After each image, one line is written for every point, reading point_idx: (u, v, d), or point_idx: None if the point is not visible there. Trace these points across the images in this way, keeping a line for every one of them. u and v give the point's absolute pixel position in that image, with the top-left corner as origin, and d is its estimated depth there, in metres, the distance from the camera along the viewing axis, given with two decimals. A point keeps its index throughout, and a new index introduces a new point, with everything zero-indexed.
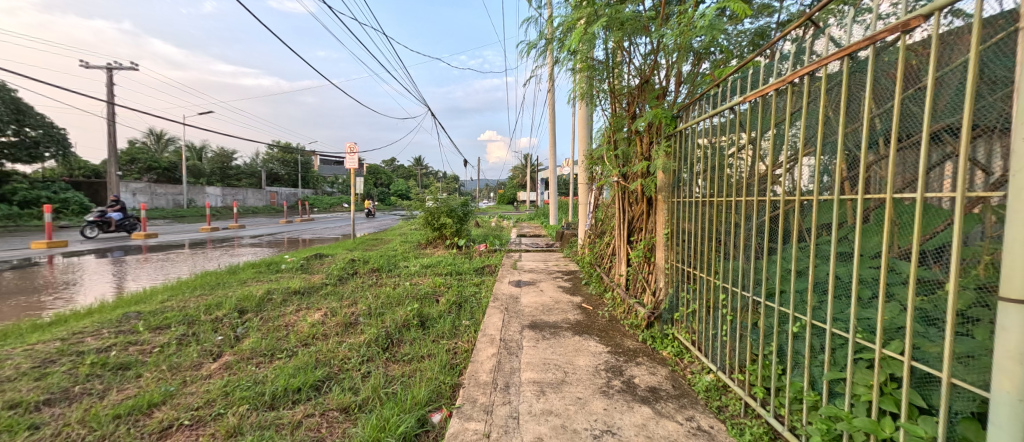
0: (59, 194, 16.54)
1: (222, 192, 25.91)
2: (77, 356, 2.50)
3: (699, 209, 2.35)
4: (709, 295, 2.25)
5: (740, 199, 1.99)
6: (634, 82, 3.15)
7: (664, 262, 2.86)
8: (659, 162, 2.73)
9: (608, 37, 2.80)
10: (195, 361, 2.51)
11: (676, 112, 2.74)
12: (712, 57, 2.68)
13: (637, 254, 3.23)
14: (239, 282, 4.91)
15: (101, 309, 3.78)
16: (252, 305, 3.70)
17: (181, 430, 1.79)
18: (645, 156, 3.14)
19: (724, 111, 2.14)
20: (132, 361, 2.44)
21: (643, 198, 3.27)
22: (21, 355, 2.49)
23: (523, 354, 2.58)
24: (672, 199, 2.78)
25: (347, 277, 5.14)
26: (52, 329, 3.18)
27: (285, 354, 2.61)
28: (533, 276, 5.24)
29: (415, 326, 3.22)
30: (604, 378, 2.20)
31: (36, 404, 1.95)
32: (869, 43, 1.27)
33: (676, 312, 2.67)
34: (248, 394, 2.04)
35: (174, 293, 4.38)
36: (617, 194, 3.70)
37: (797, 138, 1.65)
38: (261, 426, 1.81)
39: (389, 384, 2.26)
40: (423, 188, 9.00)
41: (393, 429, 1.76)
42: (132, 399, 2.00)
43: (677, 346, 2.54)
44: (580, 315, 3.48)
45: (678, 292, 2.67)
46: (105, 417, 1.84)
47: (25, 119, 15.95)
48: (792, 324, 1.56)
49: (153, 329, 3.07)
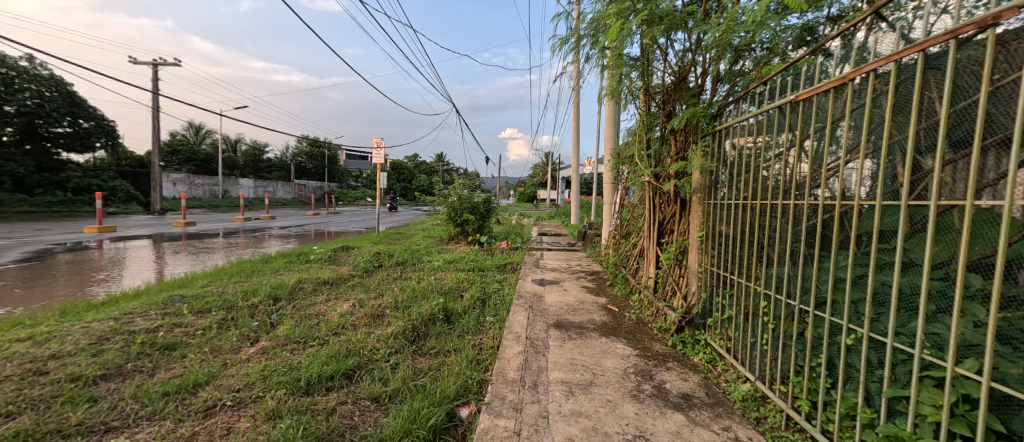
0: (109, 182, 17.71)
1: (254, 184, 26.98)
2: (128, 335, 2.65)
3: (739, 212, 2.27)
4: (748, 301, 2.16)
5: (786, 202, 1.90)
6: (669, 80, 3.06)
7: (697, 266, 2.78)
8: (695, 163, 2.63)
9: (645, 33, 2.72)
10: (235, 345, 2.62)
11: (715, 111, 2.64)
12: (754, 54, 2.55)
13: (668, 256, 3.14)
14: (271, 271, 5.10)
15: (147, 291, 4.01)
16: (285, 293, 3.84)
17: (224, 410, 1.87)
18: (680, 157, 3.04)
19: (770, 111, 2.03)
20: (176, 342, 2.58)
21: (676, 199, 3.19)
22: (78, 332, 2.66)
23: (550, 353, 2.57)
24: (709, 201, 2.68)
25: (373, 270, 5.25)
26: (104, 308, 3.39)
27: (317, 342, 2.69)
28: (555, 275, 5.17)
29: (440, 320, 3.26)
30: (634, 381, 2.16)
31: (93, 378, 2.08)
32: (948, 37, 1.16)
33: (710, 317, 2.58)
34: (285, 379, 2.11)
35: (213, 279, 4.59)
36: (647, 194, 3.60)
37: (856, 139, 1.55)
38: (299, 411, 1.86)
39: (417, 376, 2.29)
40: (446, 184, 9.09)
41: (424, 421, 1.77)
42: (179, 378, 2.11)
43: (709, 353, 2.46)
44: (606, 316, 3.44)
45: (712, 297, 2.58)
46: (155, 394, 1.95)
47: (78, 112, 17.34)
48: (846, 336, 1.46)
49: (196, 313, 3.23)
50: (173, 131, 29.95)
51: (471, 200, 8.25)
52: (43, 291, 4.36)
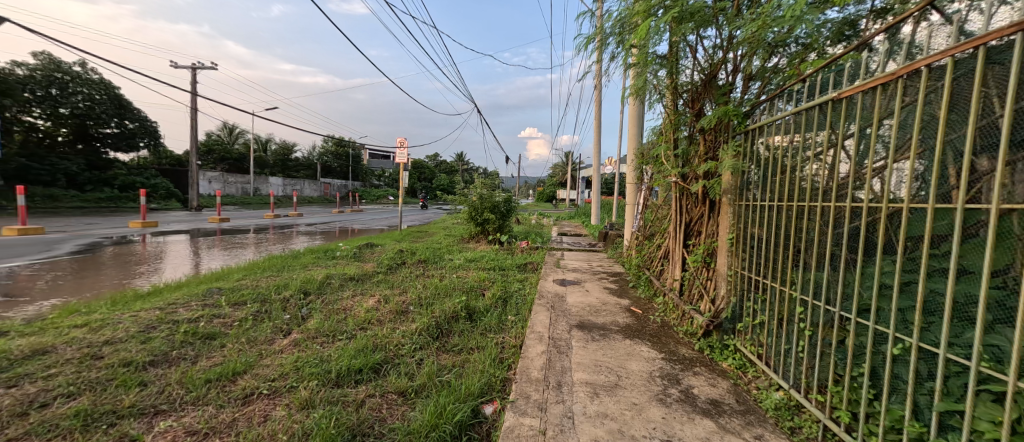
0: (152, 180, 18.76)
1: (283, 182, 28.01)
2: (173, 324, 2.80)
3: (773, 214, 2.19)
4: (782, 307, 2.08)
5: (825, 204, 1.82)
6: (698, 78, 2.98)
7: (727, 269, 2.70)
8: (726, 163, 2.55)
9: (674, 30, 2.65)
10: (269, 337, 2.73)
11: (747, 110, 2.54)
12: (789, 50, 2.42)
13: (695, 259, 3.07)
14: (301, 266, 5.29)
15: (188, 283, 4.23)
16: (314, 287, 3.98)
17: (261, 398, 1.96)
18: (709, 157, 2.96)
19: (809, 109, 1.95)
20: (216, 332, 2.71)
21: (705, 201, 3.11)
22: (128, 320, 2.84)
23: (573, 354, 2.56)
24: (740, 202, 2.60)
25: (396, 267, 5.35)
26: (150, 299, 3.59)
27: (345, 336, 2.77)
28: (577, 276, 5.13)
29: (463, 317, 3.30)
30: (660, 385, 2.12)
31: (143, 364, 2.22)
32: (1013, 30, 1.08)
33: (740, 322, 2.51)
34: (317, 371, 2.18)
35: (248, 272, 4.80)
36: (674, 195, 3.53)
37: (904, 138, 1.47)
38: (330, 402, 1.93)
39: (442, 372, 2.33)
40: (467, 183, 9.17)
41: (450, 416, 1.80)
42: (220, 366, 2.22)
43: (739, 359, 2.39)
44: (630, 318, 3.39)
45: (742, 302, 2.51)
46: (198, 380, 2.06)
47: (125, 114, 18.67)
48: (891, 346, 1.39)
49: (233, 304, 3.38)
50: (210, 132, 31.42)
51: (492, 200, 8.29)
52: (94, 281, 4.65)
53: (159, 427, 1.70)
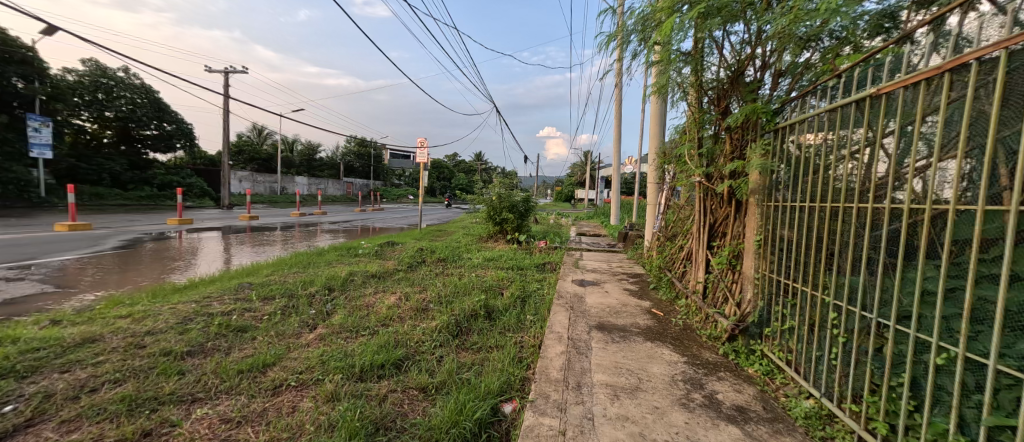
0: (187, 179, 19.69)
1: (308, 181, 28.88)
2: (208, 317, 2.94)
3: (804, 215, 2.11)
4: (813, 312, 2.00)
5: (861, 206, 1.74)
6: (725, 75, 2.90)
7: (754, 272, 2.62)
8: (754, 162, 2.47)
9: (699, 26, 2.59)
10: (296, 331, 2.83)
11: (777, 108, 2.45)
12: (822, 45, 2.32)
13: (720, 261, 2.99)
14: (325, 263, 5.44)
15: (221, 278, 4.42)
16: (338, 284, 4.09)
17: (290, 390, 2.03)
18: (735, 156, 2.87)
19: (845, 106, 1.87)
20: (247, 325, 2.83)
21: (730, 201, 3.02)
22: (167, 312, 2.99)
23: (592, 355, 2.53)
24: (769, 203, 2.51)
25: (416, 265, 5.44)
26: (186, 292, 3.78)
27: (368, 332, 2.84)
28: (596, 276, 5.08)
29: (482, 316, 3.32)
30: (683, 389, 2.08)
31: (181, 354, 2.33)
32: None
33: (767, 327, 2.43)
34: (341, 365, 2.24)
35: (276, 268, 4.98)
36: (698, 195, 3.44)
37: (950, 136, 1.39)
38: (354, 395, 1.98)
39: (461, 369, 2.35)
40: (486, 183, 9.21)
41: (470, 413, 1.82)
42: (251, 358, 2.32)
43: (767, 365, 2.32)
44: (651, 320, 3.33)
45: (770, 306, 2.42)
46: (232, 371, 2.15)
47: (164, 117, 19.72)
48: (935, 355, 1.32)
49: (262, 299, 3.51)
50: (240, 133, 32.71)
51: (511, 199, 8.31)
52: (136, 275, 4.92)
53: (196, 414, 1.79)
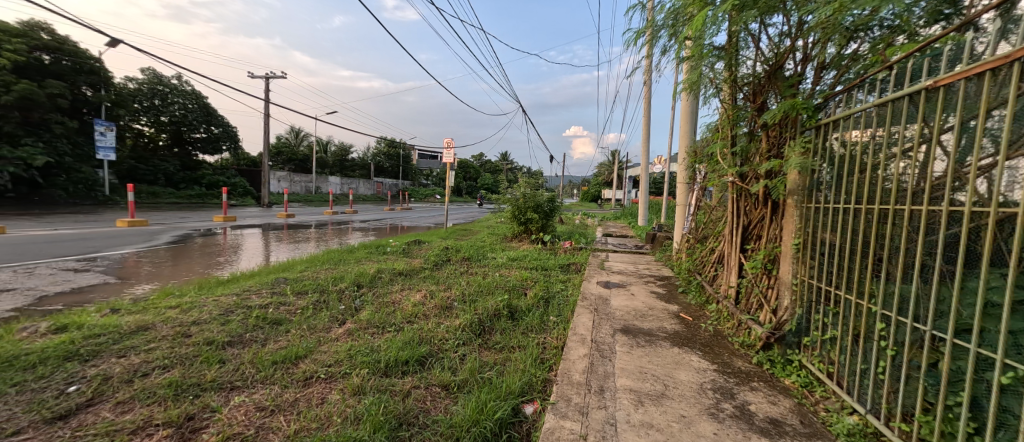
0: (230, 179, 20.85)
1: (340, 181, 29.93)
2: (246, 309, 3.09)
3: (849, 218, 1.97)
4: (858, 322, 1.87)
5: (915, 208, 1.60)
6: (762, 69, 2.75)
7: (791, 277, 2.47)
8: (793, 161, 2.34)
9: (734, 19, 2.47)
10: (326, 325, 2.92)
11: (819, 103, 2.30)
12: (871, 35, 2.16)
13: (754, 265, 2.84)
14: (355, 260, 5.61)
15: (259, 273, 4.64)
16: (366, 281, 4.20)
17: (319, 382, 2.10)
18: (772, 155, 2.73)
19: (897, 100, 1.72)
20: (282, 318, 2.95)
21: (766, 202, 2.87)
22: (211, 304, 3.17)
23: (617, 358, 2.47)
24: (808, 204, 2.37)
25: (442, 263, 5.51)
26: (228, 285, 3.99)
27: (394, 328, 2.89)
28: (622, 278, 4.97)
29: (505, 316, 3.32)
30: (712, 399, 1.99)
31: (223, 343, 2.47)
32: None
33: (806, 336, 2.29)
34: (367, 360, 2.30)
35: (309, 265, 5.18)
36: (732, 196, 3.29)
37: (1021, 132, 1.26)
38: (379, 390, 2.02)
39: (484, 368, 2.36)
40: (511, 182, 9.22)
41: (490, 413, 1.82)
42: (285, 350, 2.42)
43: (805, 377, 2.18)
44: (679, 325, 3.22)
45: (810, 314, 2.28)
46: (267, 361, 2.25)
47: (212, 121, 21.04)
48: (999, 374, 1.20)
49: (296, 293, 3.66)
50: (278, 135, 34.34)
51: (535, 199, 8.27)
52: (183, 268, 5.24)
53: (234, 401, 1.88)
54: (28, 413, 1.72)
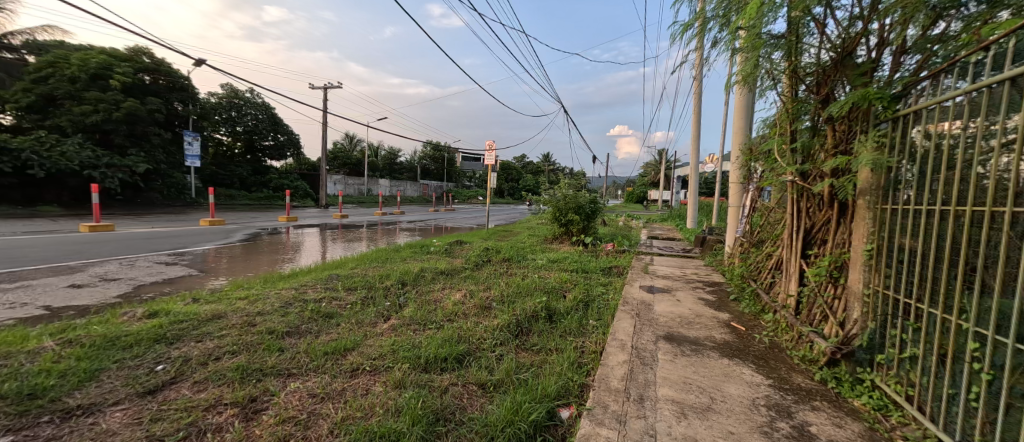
0: (291, 182, 22.54)
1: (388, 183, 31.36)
2: (303, 302, 3.31)
3: (934, 222, 1.73)
4: (945, 341, 1.64)
5: (1019, 211, 1.38)
6: (828, 57, 2.50)
7: (862, 287, 2.22)
8: (865, 157, 2.10)
9: (794, 4, 2.27)
10: (372, 320, 3.06)
11: (897, 92, 2.05)
12: (965, 12, 1.89)
13: (818, 272, 2.59)
14: (400, 259, 5.84)
15: (314, 269, 4.97)
16: (410, 279, 4.35)
17: (364, 374, 2.19)
18: (840, 151, 2.47)
19: (995, 85, 1.49)
20: (333, 312, 3.13)
21: (833, 203, 2.61)
22: (273, 296, 3.44)
23: (659, 367, 2.35)
24: (884, 206, 2.11)
25: (482, 264, 5.58)
26: (287, 280, 4.31)
27: (434, 326, 2.97)
28: (667, 283, 4.75)
29: (543, 318, 3.29)
30: (766, 416, 1.83)
31: (282, 333, 2.66)
32: None
33: (879, 353, 2.05)
34: (409, 355, 2.37)
35: (359, 262, 5.46)
36: (792, 196, 3.02)
37: None
38: (419, 385, 2.07)
39: (520, 369, 2.35)
40: (551, 184, 9.15)
41: (525, 415, 1.80)
42: (335, 342, 2.56)
43: (878, 399, 1.95)
44: (730, 334, 3.01)
45: (884, 329, 2.04)
46: (319, 352, 2.39)
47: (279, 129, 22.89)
48: None
49: (346, 289, 3.87)
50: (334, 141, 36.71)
51: (576, 200, 8.14)
52: (251, 264, 5.73)
53: (290, 387, 2.01)
54: (125, 386, 1.96)
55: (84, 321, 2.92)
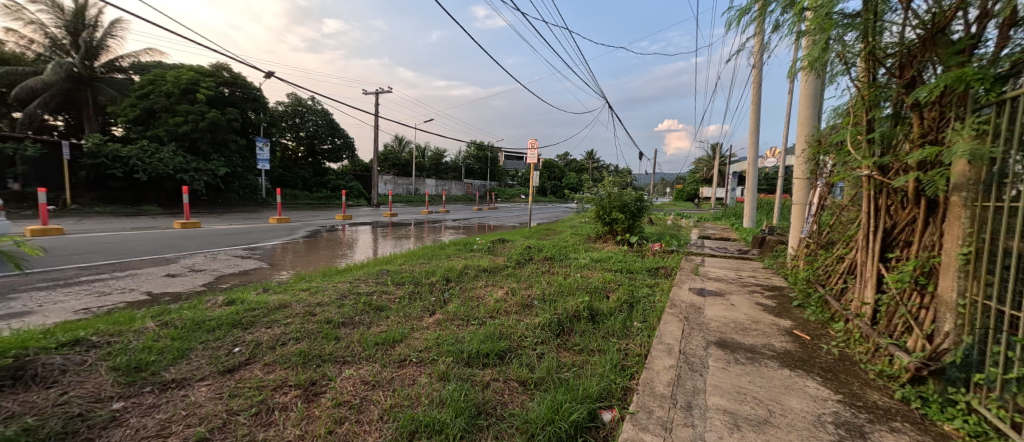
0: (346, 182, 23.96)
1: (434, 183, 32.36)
2: (356, 295, 3.50)
3: None
4: None
5: None
6: (914, 35, 2.21)
7: (955, 296, 1.94)
8: (961, 147, 1.83)
9: None
10: (419, 314, 3.17)
11: (1004, 71, 1.76)
12: None
13: (899, 277, 2.30)
14: (445, 256, 6.00)
15: (365, 264, 5.24)
16: (454, 275, 4.45)
17: (411, 365, 2.27)
18: (929, 141, 2.18)
19: None
20: (383, 305, 3.28)
21: (920, 200, 2.30)
22: (330, 289, 3.68)
23: (710, 374, 2.22)
24: (984, 203, 1.83)
25: (524, 262, 5.59)
26: (341, 274, 4.59)
27: (477, 322, 3.01)
28: (720, 286, 4.46)
29: (585, 318, 3.22)
30: (835, 434, 1.66)
31: (337, 323, 2.83)
32: None
33: (977, 372, 1.78)
34: (452, 349, 2.42)
35: (406, 259, 5.68)
36: (869, 193, 2.71)
37: None
38: (461, 378, 2.11)
39: (562, 368, 2.31)
40: (595, 182, 8.95)
41: (566, 414, 1.77)
42: (384, 333, 2.68)
43: (976, 424, 1.70)
44: (791, 343, 2.77)
45: (984, 344, 1.77)
46: (370, 342, 2.52)
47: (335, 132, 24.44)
48: None
49: (395, 284, 4.04)
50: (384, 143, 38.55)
51: (621, 199, 7.90)
52: (310, 258, 6.17)
53: (345, 374, 2.13)
54: (209, 364, 2.18)
55: (176, 306, 3.30)
